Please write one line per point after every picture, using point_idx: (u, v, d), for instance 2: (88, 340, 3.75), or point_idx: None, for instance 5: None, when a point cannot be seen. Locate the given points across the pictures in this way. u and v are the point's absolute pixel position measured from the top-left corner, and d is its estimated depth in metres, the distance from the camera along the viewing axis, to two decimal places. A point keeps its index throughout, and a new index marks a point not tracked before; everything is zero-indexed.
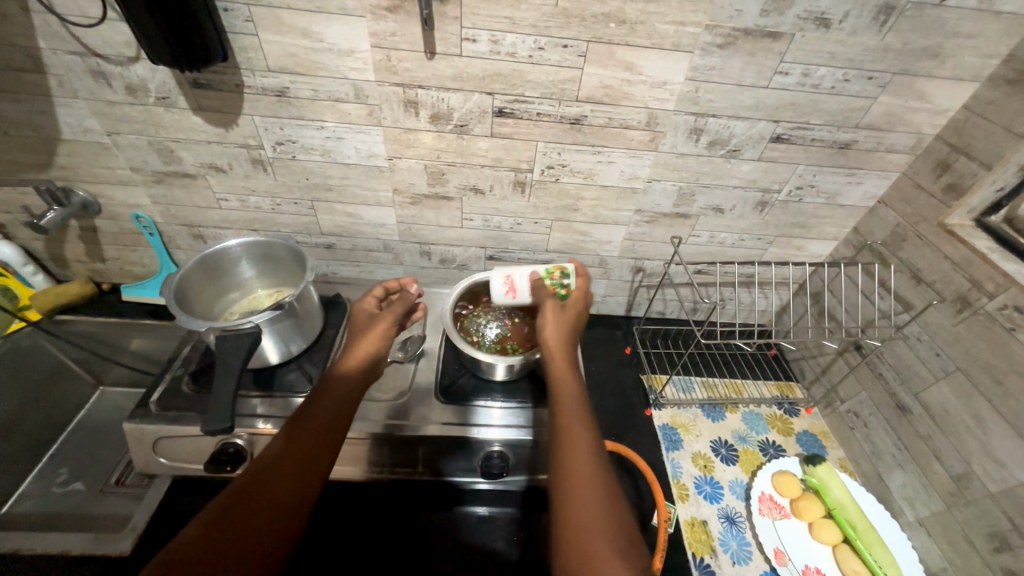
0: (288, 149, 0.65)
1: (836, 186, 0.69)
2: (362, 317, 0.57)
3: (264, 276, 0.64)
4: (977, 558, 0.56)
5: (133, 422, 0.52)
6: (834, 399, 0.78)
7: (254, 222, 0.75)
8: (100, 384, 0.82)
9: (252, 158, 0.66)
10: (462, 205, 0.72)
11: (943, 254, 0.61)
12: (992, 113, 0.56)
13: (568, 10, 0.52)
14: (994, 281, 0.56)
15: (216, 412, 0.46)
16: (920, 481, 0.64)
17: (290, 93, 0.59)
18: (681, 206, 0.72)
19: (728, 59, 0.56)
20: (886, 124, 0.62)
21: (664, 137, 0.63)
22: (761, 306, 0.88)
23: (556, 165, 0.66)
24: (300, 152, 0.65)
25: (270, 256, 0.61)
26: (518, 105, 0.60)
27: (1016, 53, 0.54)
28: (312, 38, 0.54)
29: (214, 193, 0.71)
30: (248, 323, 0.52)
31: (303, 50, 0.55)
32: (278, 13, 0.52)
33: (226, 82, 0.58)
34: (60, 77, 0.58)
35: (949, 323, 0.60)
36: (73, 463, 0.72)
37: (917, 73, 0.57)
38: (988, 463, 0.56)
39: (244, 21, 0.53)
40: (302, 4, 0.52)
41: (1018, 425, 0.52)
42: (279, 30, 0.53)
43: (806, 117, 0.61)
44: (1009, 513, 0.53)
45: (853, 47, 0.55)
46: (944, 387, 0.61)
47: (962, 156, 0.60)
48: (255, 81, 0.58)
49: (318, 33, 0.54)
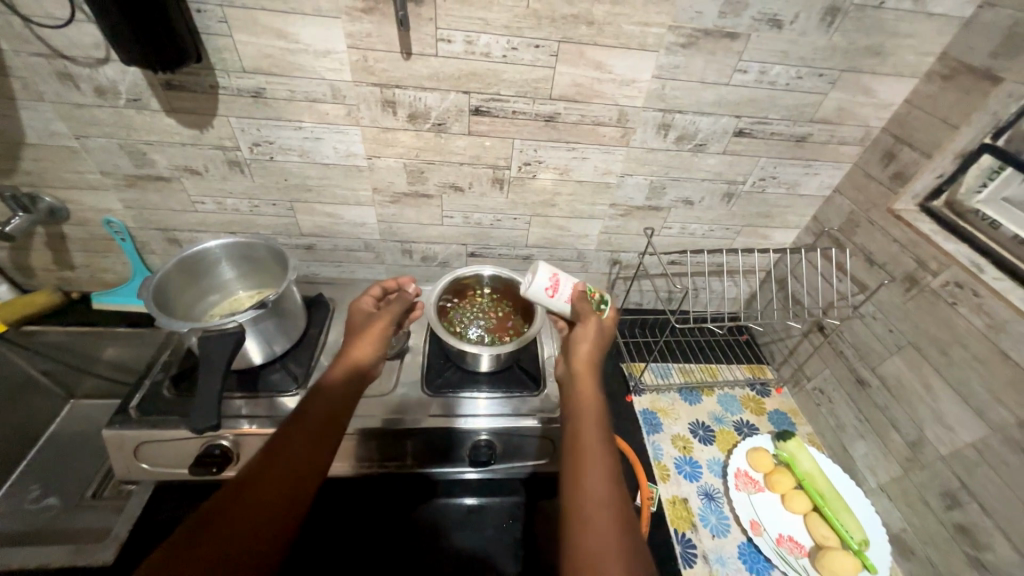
0: (265, 150, 0.65)
1: (796, 177, 0.74)
2: (359, 318, 0.58)
3: (245, 277, 0.63)
4: (932, 517, 0.61)
5: (113, 428, 0.51)
6: (801, 378, 0.83)
7: (231, 225, 0.75)
8: (71, 396, 0.80)
9: (228, 160, 0.66)
10: (442, 202, 0.73)
11: (892, 238, 0.66)
12: (930, 106, 0.61)
13: (539, 12, 0.54)
14: (937, 260, 0.60)
15: (202, 411, 0.46)
16: (880, 449, 0.68)
17: (266, 94, 0.59)
18: (653, 199, 0.75)
19: (691, 58, 0.59)
20: (837, 118, 0.67)
21: (634, 133, 0.66)
22: (732, 294, 0.92)
23: (533, 162, 0.69)
24: (278, 153, 0.65)
25: (252, 258, 0.61)
26: (494, 104, 0.62)
27: (948, 51, 0.59)
28: (288, 39, 0.55)
29: (189, 196, 0.70)
30: (232, 322, 0.51)
31: (279, 51, 0.56)
32: (253, 14, 0.53)
33: (201, 84, 0.58)
34: (25, 80, 0.57)
35: (900, 301, 0.65)
36: (45, 478, 0.70)
37: (862, 70, 0.61)
38: (939, 429, 0.60)
39: (217, 22, 0.53)
40: (277, 5, 0.52)
41: (963, 391, 0.57)
42: (254, 31, 0.54)
43: (765, 113, 0.65)
44: (958, 473, 0.58)
45: (804, 46, 0.59)
46: (898, 361, 0.65)
47: (906, 147, 0.65)
48: (230, 81, 0.58)
49: (294, 34, 0.54)
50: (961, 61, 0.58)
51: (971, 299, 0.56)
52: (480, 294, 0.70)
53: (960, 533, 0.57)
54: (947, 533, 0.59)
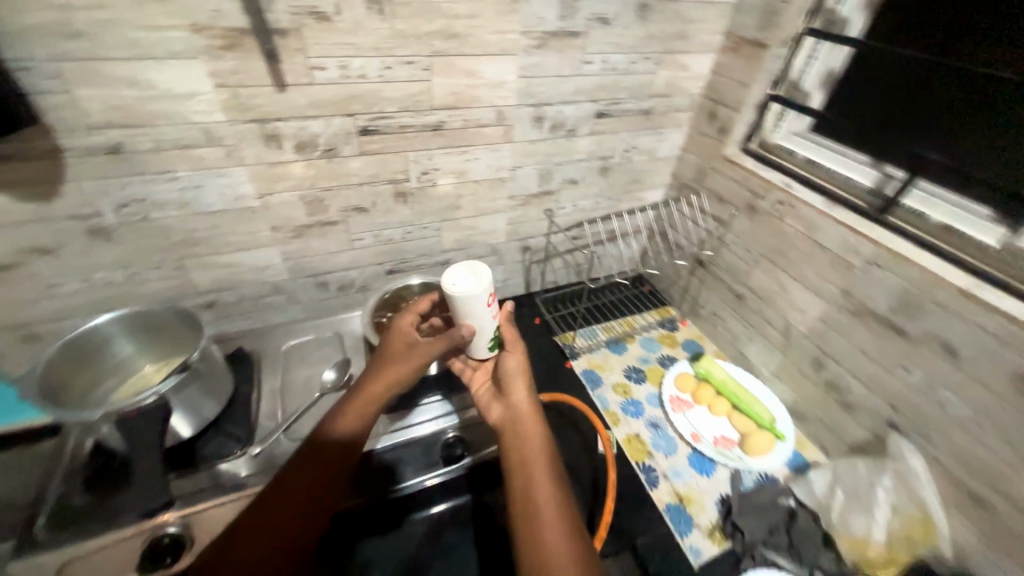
0: (136, 210, 0.59)
1: (651, 144, 0.88)
2: (401, 346, 0.56)
3: (149, 351, 0.57)
4: (810, 383, 0.78)
5: (20, 560, 0.43)
6: (697, 308, 0.98)
7: (106, 302, 0.66)
8: None
9: (89, 229, 0.59)
10: (349, 227, 0.73)
11: (730, 178, 0.83)
12: (728, 72, 0.79)
13: (404, 31, 0.58)
14: (762, 187, 0.77)
15: (151, 492, 0.47)
16: (764, 345, 0.85)
17: (126, 149, 0.54)
18: (544, 184, 0.84)
19: (545, 56, 0.68)
20: (668, 91, 0.81)
21: (514, 128, 0.73)
22: (628, 254, 1.05)
23: (430, 170, 0.72)
24: (153, 210, 0.60)
25: (154, 326, 0.56)
26: (381, 121, 0.64)
27: (729, 29, 0.76)
28: (142, 87, 0.51)
29: (44, 281, 0.60)
30: (150, 397, 0.48)
31: (132, 101, 0.52)
32: (92, 65, 0.48)
33: (37, 150, 0.51)
34: None
35: (747, 225, 0.82)
36: None
37: (676, 51, 0.76)
38: (796, 314, 0.77)
39: (48, 79, 0.48)
40: (121, 53, 0.49)
41: (803, 280, 0.74)
42: (98, 83, 0.49)
43: (615, 95, 0.77)
44: (815, 343, 0.75)
45: (630, 37, 0.71)
46: (758, 271, 0.82)
47: (721, 106, 0.82)
48: (76, 141, 0.52)
49: (148, 81, 0.51)
50: (739, 35, 0.75)
51: (791, 212, 0.74)
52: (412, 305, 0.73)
53: (830, 387, 0.74)
54: (822, 391, 0.76)
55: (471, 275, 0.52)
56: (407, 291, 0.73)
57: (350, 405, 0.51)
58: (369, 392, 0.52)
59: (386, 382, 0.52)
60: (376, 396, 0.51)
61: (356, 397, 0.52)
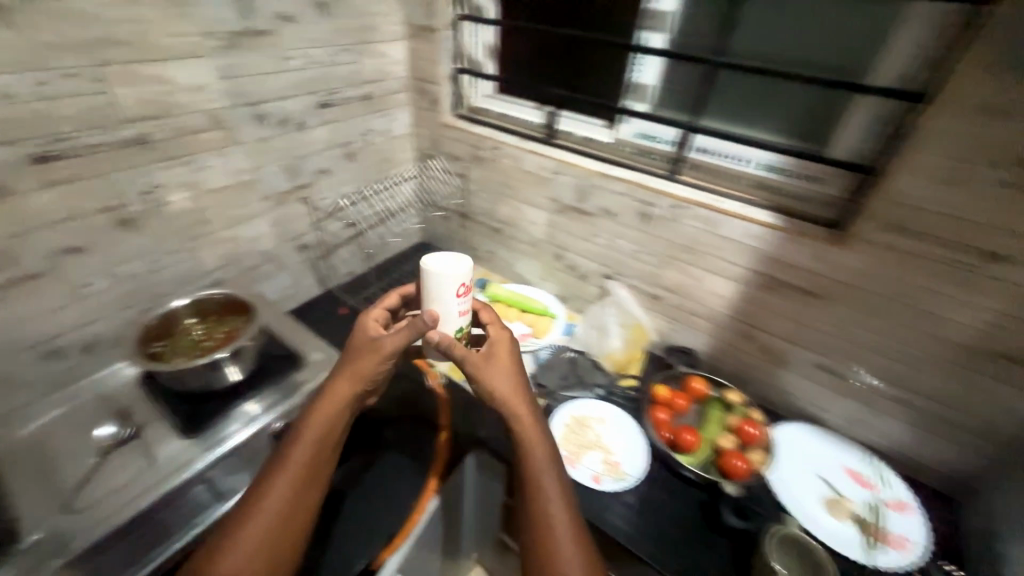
0: None
1: (383, 125, 1.00)
2: (361, 339, 0.61)
3: None
4: (561, 273, 1.04)
5: None
6: (476, 251, 1.17)
7: None
8: None
9: None
10: (66, 274, 0.63)
11: (455, 139, 1.01)
12: (420, 55, 0.95)
13: (49, 42, 0.53)
14: (478, 139, 0.98)
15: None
16: (526, 259, 1.08)
17: None
18: (294, 179, 0.87)
19: (241, 56, 0.71)
20: (378, 76, 0.93)
21: (237, 130, 0.74)
22: (406, 227, 1.17)
23: (154, 189, 0.67)
24: None
25: None
26: (60, 145, 0.57)
27: (406, 19, 0.93)
28: None
29: None
30: None
31: None
32: None
33: None
34: None
35: (480, 172, 1.02)
36: None
37: (369, 40, 0.88)
38: (534, 227, 1.02)
39: None
40: None
41: (528, 200, 0.98)
42: None
43: (329, 85, 0.85)
44: (552, 242, 1.00)
45: (320, 31, 0.80)
46: (501, 205, 1.04)
47: (425, 83, 0.98)
48: None
49: None
50: (415, 23, 0.92)
51: (501, 152, 0.96)
52: (189, 330, 0.69)
53: (571, 269, 1.01)
54: (569, 274, 1.02)
55: (453, 259, 0.61)
56: (176, 317, 0.68)
57: (281, 466, 0.51)
58: (301, 445, 0.52)
59: (316, 430, 0.53)
60: (308, 450, 0.52)
61: (290, 456, 0.52)
